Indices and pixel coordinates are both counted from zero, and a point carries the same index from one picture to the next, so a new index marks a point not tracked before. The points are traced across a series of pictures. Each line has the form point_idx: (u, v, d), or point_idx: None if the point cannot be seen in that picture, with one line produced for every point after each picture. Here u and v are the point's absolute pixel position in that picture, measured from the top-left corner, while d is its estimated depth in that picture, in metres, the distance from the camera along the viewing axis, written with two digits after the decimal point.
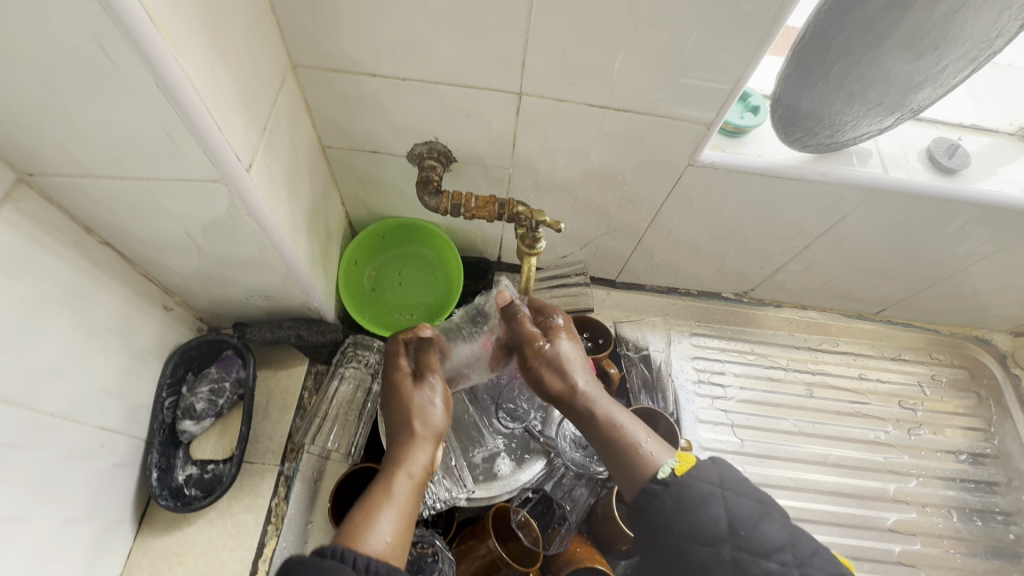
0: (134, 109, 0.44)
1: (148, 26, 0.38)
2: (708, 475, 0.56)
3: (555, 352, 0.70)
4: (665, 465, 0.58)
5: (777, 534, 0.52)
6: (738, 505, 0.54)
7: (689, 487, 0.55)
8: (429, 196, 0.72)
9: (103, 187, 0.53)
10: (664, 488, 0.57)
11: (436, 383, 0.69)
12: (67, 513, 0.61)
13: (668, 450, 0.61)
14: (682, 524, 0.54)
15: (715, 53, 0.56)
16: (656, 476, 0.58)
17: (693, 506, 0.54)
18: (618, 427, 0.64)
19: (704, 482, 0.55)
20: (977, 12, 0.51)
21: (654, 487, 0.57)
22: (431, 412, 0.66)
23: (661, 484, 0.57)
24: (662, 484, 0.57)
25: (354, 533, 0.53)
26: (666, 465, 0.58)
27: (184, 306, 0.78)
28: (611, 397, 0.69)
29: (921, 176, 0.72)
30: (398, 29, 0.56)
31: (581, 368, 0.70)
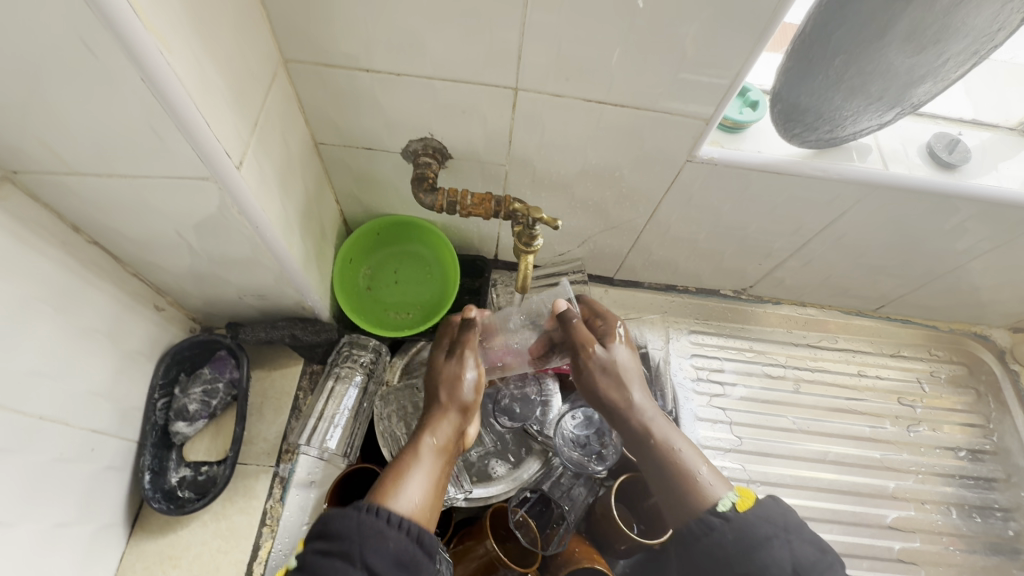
0: (121, 105, 0.42)
1: (132, 18, 0.37)
2: (770, 516, 0.57)
3: (611, 359, 0.71)
4: (724, 498, 0.59)
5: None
6: (801, 549, 0.55)
7: (751, 526, 0.56)
8: (424, 194, 0.71)
9: (90, 185, 0.52)
10: (723, 523, 0.58)
11: (471, 354, 0.71)
12: (57, 517, 0.60)
13: (726, 483, 0.61)
14: (743, 562, 0.55)
15: (713, 46, 0.55)
16: (716, 510, 0.59)
17: (756, 545, 0.55)
18: (675, 452, 0.65)
19: (767, 523, 0.56)
20: (979, 5, 0.50)
21: (711, 521, 0.58)
22: (461, 384, 0.68)
23: (721, 519, 0.58)
24: (722, 518, 0.58)
25: (382, 495, 0.56)
26: (726, 498, 0.59)
27: (176, 305, 0.77)
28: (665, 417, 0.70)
29: (922, 171, 0.71)
30: (392, 22, 0.55)
31: (635, 380, 0.71)
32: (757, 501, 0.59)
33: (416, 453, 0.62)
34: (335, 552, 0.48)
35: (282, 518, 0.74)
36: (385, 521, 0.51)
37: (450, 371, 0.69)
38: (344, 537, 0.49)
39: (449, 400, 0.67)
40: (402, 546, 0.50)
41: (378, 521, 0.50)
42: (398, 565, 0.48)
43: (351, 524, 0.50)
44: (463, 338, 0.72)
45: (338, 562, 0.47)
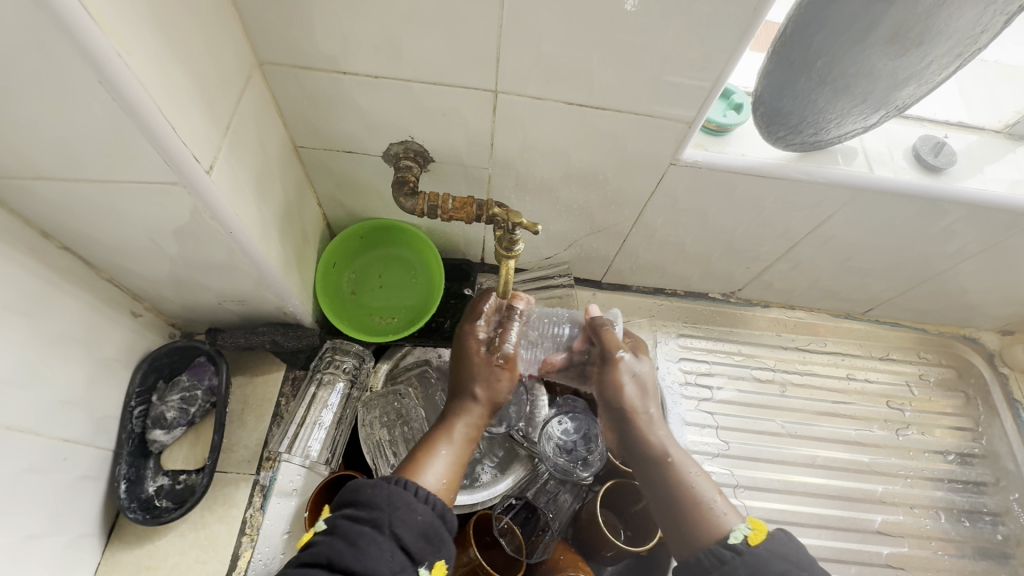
0: (82, 108, 0.41)
1: (85, 19, 0.35)
2: (785, 552, 0.57)
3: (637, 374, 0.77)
4: (737, 531, 0.61)
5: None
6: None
7: (763, 560, 0.57)
8: (405, 197, 0.70)
9: (57, 190, 0.51)
10: (735, 555, 0.59)
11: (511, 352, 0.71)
12: (27, 530, 0.59)
13: (737, 515, 0.65)
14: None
15: (693, 49, 0.54)
16: (728, 542, 0.61)
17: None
18: (688, 485, 0.69)
19: (781, 559, 0.57)
20: (961, 7, 0.49)
21: (722, 553, 0.60)
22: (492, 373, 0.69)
23: (732, 551, 0.59)
24: (734, 550, 0.59)
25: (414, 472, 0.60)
26: (738, 530, 0.61)
27: (154, 311, 0.75)
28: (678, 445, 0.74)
29: (907, 174, 0.71)
30: (367, 24, 0.54)
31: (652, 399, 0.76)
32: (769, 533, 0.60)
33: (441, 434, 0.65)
34: (364, 520, 0.51)
35: (262, 527, 0.73)
36: (413, 494, 0.54)
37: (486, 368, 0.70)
38: (374, 506, 0.52)
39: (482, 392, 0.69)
40: (428, 520, 0.53)
41: (406, 493, 0.53)
42: (422, 537, 0.52)
43: (381, 495, 0.52)
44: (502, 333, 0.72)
45: (367, 528, 0.50)
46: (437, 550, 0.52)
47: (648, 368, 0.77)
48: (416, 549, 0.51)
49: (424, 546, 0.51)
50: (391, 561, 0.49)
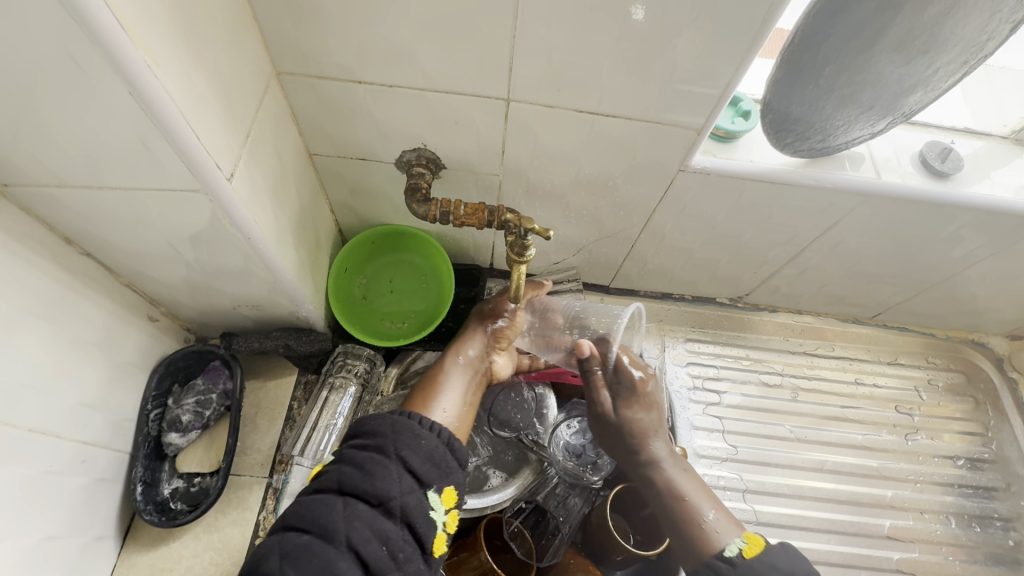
0: (110, 118, 0.43)
1: (118, 33, 0.37)
2: (778, 562, 0.60)
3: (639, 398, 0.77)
4: (732, 544, 0.63)
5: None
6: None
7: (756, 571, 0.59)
8: (418, 204, 0.72)
9: (82, 198, 0.52)
10: (729, 567, 0.61)
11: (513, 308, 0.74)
12: (47, 530, 0.60)
13: (736, 528, 0.65)
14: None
15: (702, 57, 0.55)
16: (722, 554, 0.62)
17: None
18: (684, 498, 0.68)
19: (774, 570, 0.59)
20: (967, 15, 0.50)
21: (717, 564, 0.62)
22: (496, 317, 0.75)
23: (727, 563, 0.61)
24: (729, 562, 0.61)
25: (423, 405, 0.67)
26: (733, 544, 0.63)
27: (170, 316, 0.77)
28: (677, 459, 0.72)
29: (914, 180, 0.71)
30: (383, 35, 0.56)
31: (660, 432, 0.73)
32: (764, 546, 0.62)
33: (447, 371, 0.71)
34: (371, 447, 0.53)
35: None
36: (417, 423, 0.56)
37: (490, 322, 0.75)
38: (380, 434, 0.54)
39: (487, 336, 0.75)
40: (433, 445, 0.55)
41: (411, 423, 0.55)
42: (430, 461, 0.54)
43: (386, 424, 0.55)
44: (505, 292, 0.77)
45: (375, 454, 0.53)
46: (446, 475, 0.54)
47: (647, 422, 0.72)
48: (424, 473, 0.53)
49: (431, 470, 0.53)
50: (400, 482, 0.51)
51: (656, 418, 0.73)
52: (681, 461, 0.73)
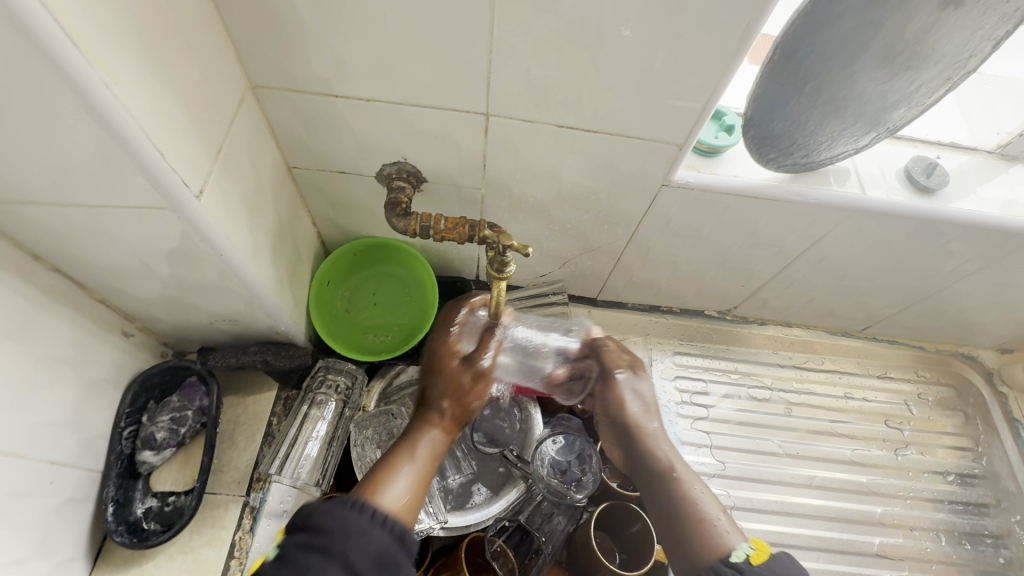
0: (69, 136, 0.41)
1: (71, 50, 0.36)
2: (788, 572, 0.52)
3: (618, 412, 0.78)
4: (740, 548, 0.55)
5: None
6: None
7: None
8: (397, 219, 0.71)
9: (45, 214, 0.51)
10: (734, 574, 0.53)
11: (484, 366, 0.69)
12: (10, 555, 0.58)
13: (742, 535, 0.59)
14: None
15: (681, 73, 0.54)
16: (729, 560, 0.54)
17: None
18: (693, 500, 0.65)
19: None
20: (948, 32, 0.49)
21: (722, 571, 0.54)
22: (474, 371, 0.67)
23: (733, 569, 0.53)
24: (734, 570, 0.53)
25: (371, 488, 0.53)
26: (741, 549, 0.55)
27: (146, 331, 0.75)
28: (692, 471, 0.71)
29: (900, 196, 0.71)
30: (358, 49, 0.55)
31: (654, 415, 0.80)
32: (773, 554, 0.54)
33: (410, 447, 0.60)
34: (316, 547, 0.46)
35: (251, 550, 0.72)
36: (367, 516, 0.49)
37: (461, 380, 0.66)
38: (325, 530, 0.47)
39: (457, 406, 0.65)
40: (382, 544, 0.47)
41: (361, 517, 0.48)
42: (376, 564, 0.46)
43: (334, 519, 0.48)
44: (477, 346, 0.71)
45: (317, 555, 0.45)
46: None
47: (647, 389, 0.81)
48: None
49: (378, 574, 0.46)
50: None
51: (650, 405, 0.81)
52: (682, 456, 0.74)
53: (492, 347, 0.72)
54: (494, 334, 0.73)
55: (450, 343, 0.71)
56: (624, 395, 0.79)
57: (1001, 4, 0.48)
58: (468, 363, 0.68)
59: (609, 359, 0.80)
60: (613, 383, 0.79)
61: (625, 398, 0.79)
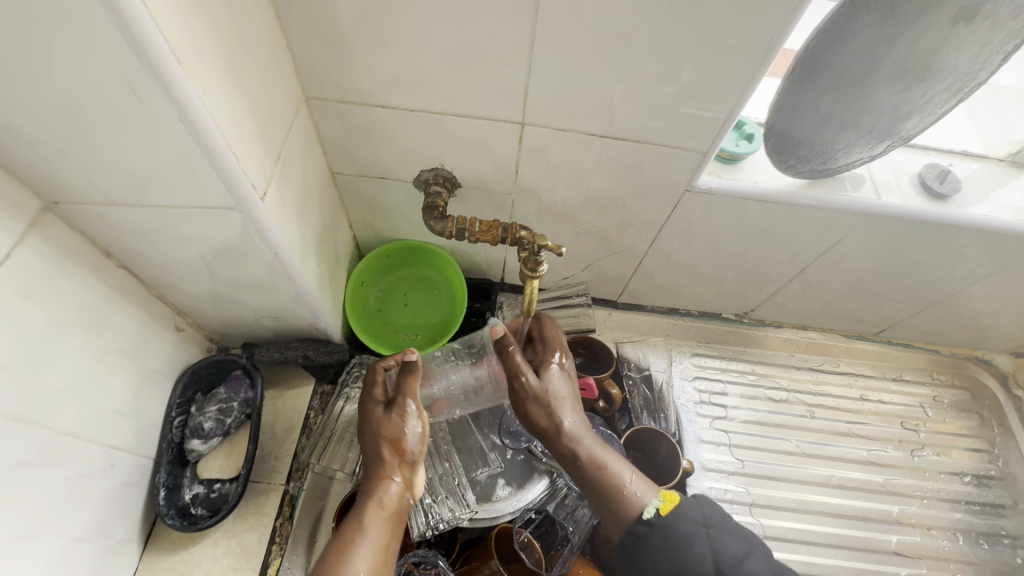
0: (157, 140, 0.46)
1: (175, 66, 0.40)
2: (692, 514, 0.62)
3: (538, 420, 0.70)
4: (650, 505, 0.62)
5: (761, 569, 0.57)
6: (721, 543, 0.59)
7: (674, 527, 0.61)
8: (435, 221, 0.75)
9: (123, 214, 0.55)
10: (648, 530, 0.61)
11: (411, 407, 0.67)
12: (76, 532, 0.62)
13: (653, 489, 0.64)
14: (669, 563, 0.59)
15: (706, 86, 0.58)
16: (641, 517, 0.62)
17: (679, 545, 0.59)
18: (604, 468, 0.66)
19: (688, 522, 0.61)
20: (958, 47, 0.53)
21: (638, 528, 0.62)
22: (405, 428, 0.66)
23: (646, 525, 0.61)
24: (647, 525, 0.61)
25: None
26: (651, 504, 0.62)
27: (194, 326, 0.80)
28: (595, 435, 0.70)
29: (914, 201, 0.74)
30: (405, 64, 0.59)
31: (569, 406, 0.70)
32: (678, 501, 0.63)
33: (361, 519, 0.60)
34: None
35: (291, 536, 0.77)
36: None
37: (392, 428, 0.65)
38: None
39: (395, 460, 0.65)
40: None
41: None
42: None
43: None
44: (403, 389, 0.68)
45: None
46: None
47: (562, 382, 0.71)
48: None
49: None
50: None
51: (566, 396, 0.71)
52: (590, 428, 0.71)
53: (416, 377, 0.69)
54: (414, 370, 0.69)
55: (371, 393, 0.69)
56: (538, 396, 0.70)
57: (1009, 21, 0.51)
58: (393, 410, 0.67)
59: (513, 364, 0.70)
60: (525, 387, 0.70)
61: (538, 402, 0.70)
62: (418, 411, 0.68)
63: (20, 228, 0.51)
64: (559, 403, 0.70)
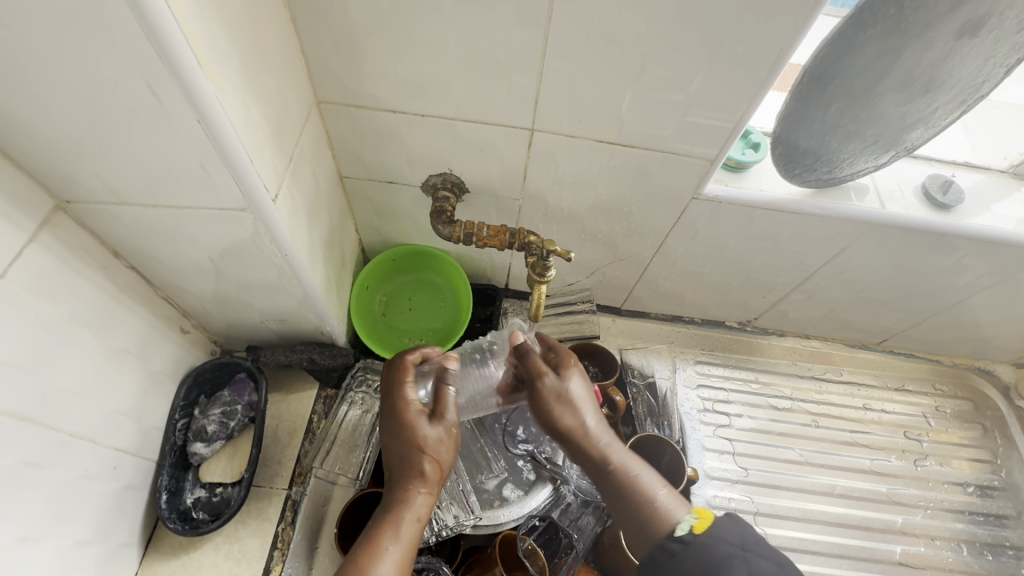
0: (174, 140, 0.46)
1: (195, 67, 0.41)
2: (729, 536, 0.55)
3: (563, 388, 0.71)
4: (683, 522, 0.58)
5: None
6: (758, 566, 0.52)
7: (708, 547, 0.54)
8: (443, 226, 0.75)
9: (135, 215, 0.56)
10: (681, 548, 0.56)
11: (451, 418, 0.66)
12: (79, 534, 0.61)
13: (684, 504, 0.61)
14: None
15: (716, 95, 0.59)
16: (674, 534, 0.57)
17: (712, 566, 0.53)
18: (632, 478, 0.65)
19: (723, 543, 0.54)
20: (963, 60, 0.54)
21: (671, 546, 0.57)
22: (438, 441, 0.64)
23: (679, 543, 0.56)
24: (680, 543, 0.56)
25: None
26: (684, 522, 0.58)
27: (199, 328, 0.80)
28: (622, 444, 0.70)
29: (917, 211, 0.74)
30: (417, 70, 0.60)
31: (590, 405, 0.71)
32: (714, 519, 0.57)
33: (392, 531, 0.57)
34: None
35: (293, 541, 0.75)
36: None
37: (427, 440, 0.63)
38: None
39: (426, 469, 0.62)
40: None
41: None
42: None
43: None
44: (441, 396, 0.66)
45: None
46: None
47: (581, 383, 0.72)
48: None
49: None
50: None
51: (588, 397, 0.72)
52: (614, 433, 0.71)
53: (450, 388, 0.68)
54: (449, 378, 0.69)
55: (405, 396, 0.66)
56: (553, 401, 0.71)
57: (1012, 35, 0.52)
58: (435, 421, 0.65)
59: (552, 342, 0.75)
60: (564, 359, 0.73)
61: (560, 405, 0.71)
62: (455, 422, 0.66)
63: (32, 226, 0.51)
64: (590, 390, 0.73)
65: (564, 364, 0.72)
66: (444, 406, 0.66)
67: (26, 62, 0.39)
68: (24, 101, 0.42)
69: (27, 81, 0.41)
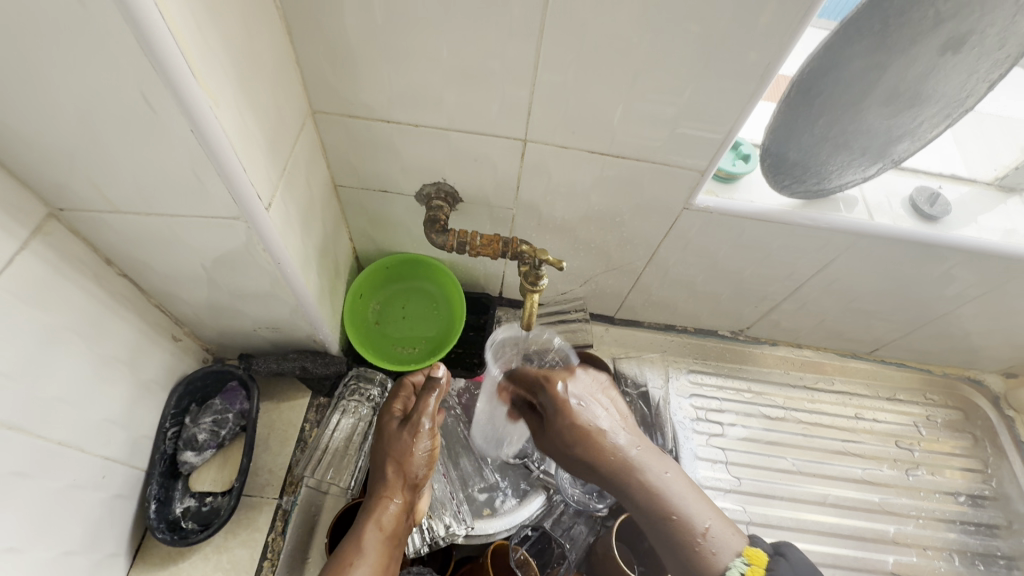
0: (168, 150, 0.47)
1: (190, 77, 0.41)
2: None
3: (570, 421, 0.62)
4: (733, 567, 0.54)
5: None
6: None
7: None
8: (436, 235, 0.76)
9: (127, 223, 0.56)
10: None
11: (424, 425, 0.66)
12: (66, 544, 0.61)
13: (733, 538, 0.56)
14: None
15: (706, 108, 0.60)
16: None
17: None
18: (673, 516, 0.58)
19: None
20: (946, 75, 0.55)
21: None
22: (412, 452, 0.65)
23: None
24: None
25: None
26: (734, 567, 0.54)
27: (191, 336, 0.79)
28: (656, 464, 0.61)
29: (905, 222, 0.75)
30: (412, 81, 0.61)
31: (616, 430, 0.63)
32: (770, 568, 0.54)
33: (360, 538, 0.60)
34: None
35: (283, 551, 0.75)
36: None
37: (401, 448, 0.66)
38: None
39: (397, 477, 0.65)
40: None
41: None
42: None
43: None
44: (418, 406, 0.67)
45: None
46: None
47: (586, 405, 0.63)
48: None
49: None
50: None
51: (603, 422, 0.63)
52: (655, 456, 0.62)
53: (434, 397, 0.67)
54: (434, 387, 0.67)
55: (390, 406, 0.70)
56: (569, 438, 0.62)
57: (994, 51, 0.53)
58: (409, 429, 0.66)
59: (531, 376, 0.66)
60: (552, 397, 0.64)
61: (579, 439, 0.62)
62: (431, 430, 0.67)
63: (24, 234, 0.51)
64: (597, 409, 0.64)
65: (555, 402, 0.64)
66: (421, 416, 0.67)
67: (21, 70, 0.40)
68: (18, 110, 0.43)
69: (22, 90, 0.41)
